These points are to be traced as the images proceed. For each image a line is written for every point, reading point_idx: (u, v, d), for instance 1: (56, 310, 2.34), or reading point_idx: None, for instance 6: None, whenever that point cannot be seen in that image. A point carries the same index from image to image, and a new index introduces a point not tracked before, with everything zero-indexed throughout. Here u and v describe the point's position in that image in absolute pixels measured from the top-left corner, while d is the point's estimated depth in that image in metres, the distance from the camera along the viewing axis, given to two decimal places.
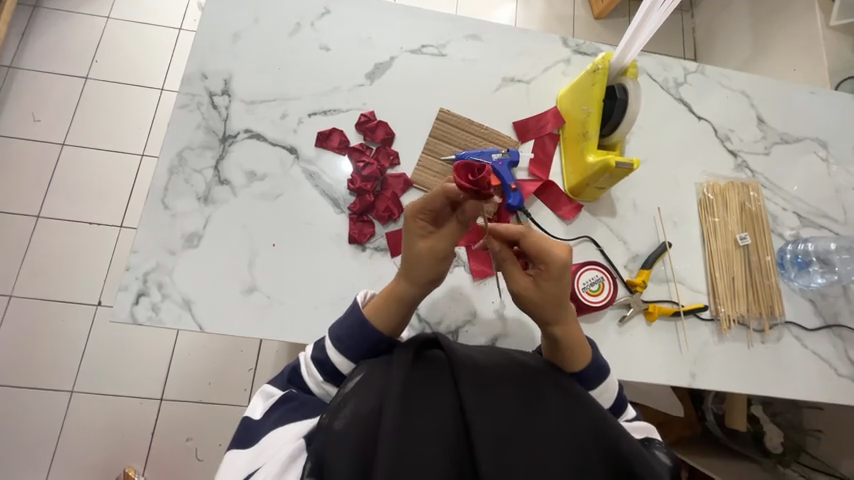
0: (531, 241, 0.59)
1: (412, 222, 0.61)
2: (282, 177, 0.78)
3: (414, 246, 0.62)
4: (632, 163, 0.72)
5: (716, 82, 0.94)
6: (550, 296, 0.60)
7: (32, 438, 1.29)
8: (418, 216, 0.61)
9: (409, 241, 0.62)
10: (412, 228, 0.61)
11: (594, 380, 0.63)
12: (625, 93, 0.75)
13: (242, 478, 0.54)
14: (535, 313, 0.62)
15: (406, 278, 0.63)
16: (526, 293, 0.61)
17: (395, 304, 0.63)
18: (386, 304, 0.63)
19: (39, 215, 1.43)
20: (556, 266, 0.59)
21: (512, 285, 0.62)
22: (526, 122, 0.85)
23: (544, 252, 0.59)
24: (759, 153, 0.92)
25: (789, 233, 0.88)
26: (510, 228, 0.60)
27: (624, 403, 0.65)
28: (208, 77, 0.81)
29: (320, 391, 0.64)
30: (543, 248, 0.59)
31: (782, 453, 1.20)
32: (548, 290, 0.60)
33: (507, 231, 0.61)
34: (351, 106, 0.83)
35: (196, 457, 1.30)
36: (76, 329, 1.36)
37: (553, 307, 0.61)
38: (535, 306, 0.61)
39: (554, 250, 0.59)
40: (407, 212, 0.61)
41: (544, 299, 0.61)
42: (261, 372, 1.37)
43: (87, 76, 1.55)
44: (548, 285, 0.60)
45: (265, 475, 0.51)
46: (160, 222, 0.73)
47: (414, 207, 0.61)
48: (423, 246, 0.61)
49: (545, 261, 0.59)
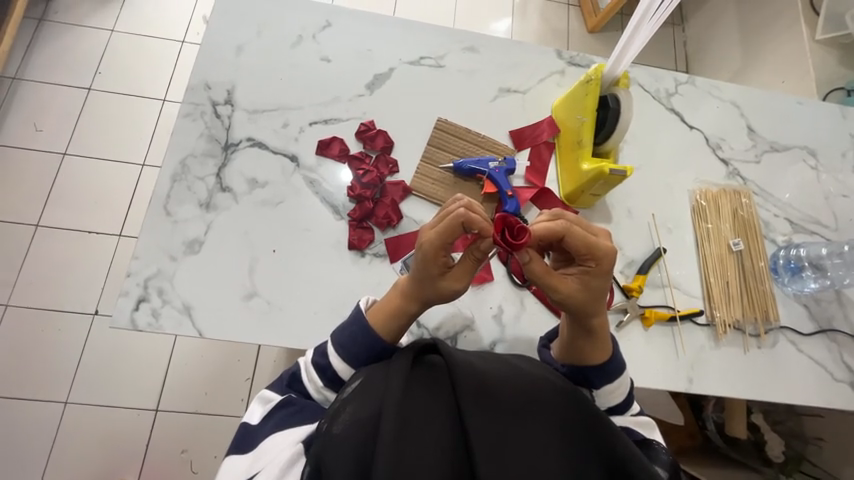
0: (576, 238, 0.60)
1: (434, 260, 0.61)
2: (283, 184, 0.79)
3: (436, 281, 0.62)
4: (625, 170, 0.73)
5: (706, 92, 0.97)
6: (597, 292, 0.61)
7: (23, 449, 1.27)
8: (439, 253, 0.60)
9: (430, 277, 0.62)
10: (434, 265, 0.61)
11: (613, 372, 0.64)
12: (618, 103, 0.77)
13: None
14: (584, 310, 0.61)
15: (421, 308, 0.65)
16: (574, 292, 0.61)
17: (408, 322, 0.66)
18: (400, 326, 0.65)
19: (38, 224, 1.43)
20: (606, 264, 0.60)
21: (560, 288, 0.60)
22: (522, 131, 0.87)
23: (595, 251, 0.60)
24: (750, 161, 0.94)
25: (780, 239, 0.89)
26: (553, 228, 0.59)
27: (633, 399, 0.66)
28: (211, 87, 0.83)
29: (320, 396, 0.64)
30: (593, 248, 0.60)
31: (784, 462, 1.21)
32: (594, 286, 0.61)
33: (550, 232, 0.60)
34: (351, 115, 0.85)
35: (191, 470, 1.28)
36: (72, 339, 1.35)
37: (596, 304, 0.62)
38: (583, 306, 0.61)
39: (602, 243, 0.60)
40: (428, 249, 0.60)
41: (591, 298, 0.61)
42: (258, 381, 1.36)
43: (90, 87, 1.58)
44: (598, 280, 0.61)
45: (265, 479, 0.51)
46: (161, 229, 0.74)
47: (434, 246, 0.60)
48: (443, 283, 0.62)
49: (595, 256, 0.60)
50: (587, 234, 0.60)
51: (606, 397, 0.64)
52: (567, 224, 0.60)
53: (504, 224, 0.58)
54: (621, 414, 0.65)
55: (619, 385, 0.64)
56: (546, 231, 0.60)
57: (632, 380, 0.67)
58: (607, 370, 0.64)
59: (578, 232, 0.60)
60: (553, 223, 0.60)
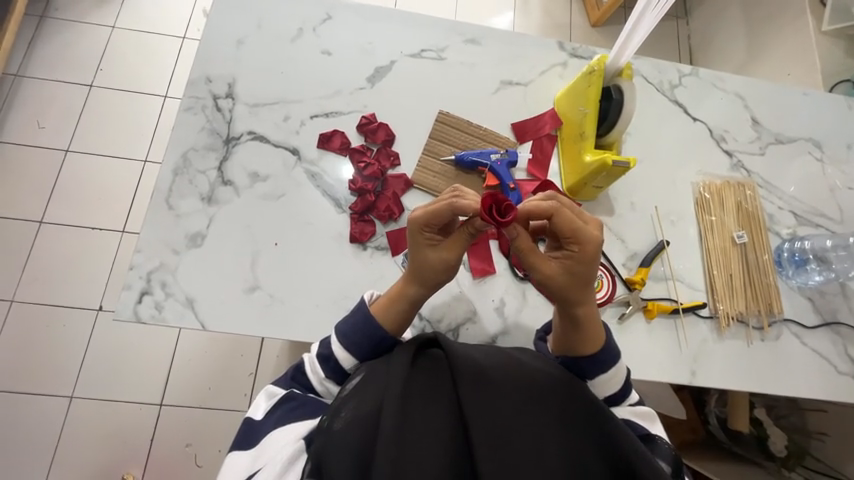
0: (562, 220, 0.59)
1: (418, 234, 0.61)
2: (284, 177, 0.79)
3: (421, 255, 0.62)
4: (627, 162, 0.72)
5: (710, 84, 0.96)
6: (580, 279, 0.61)
7: (30, 442, 1.28)
8: (423, 228, 0.61)
9: (417, 250, 0.62)
10: (418, 239, 0.61)
11: (607, 364, 0.64)
12: (621, 93, 0.77)
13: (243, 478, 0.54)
14: (565, 295, 0.61)
15: (417, 284, 0.64)
16: (556, 276, 0.61)
17: (410, 306, 0.65)
18: (398, 307, 0.64)
19: (42, 221, 1.44)
20: (589, 249, 0.59)
21: (542, 270, 0.61)
22: (524, 124, 0.86)
23: (578, 235, 0.59)
24: (754, 153, 0.93)
25: (785, 231, 0.89)
26: (542, 207, 0.59)
27: (630, 389, 0.66)
28: (212, 81, 0.82)
29: (323, 388, 0.64)
30: (577, 232, 0.59)
31: (787, 457, 1.19)
32: (577, 272, 0.60)
33: (538, 210, 0.59)
34: (352, 108, 0.84)
35: (195, 464, 1.29)
36: (77, 334, 1.36)
37: (578, 291, 0.61)
38: (563, 290, 0.61)
39: (586, 229, 0.59)
40: (410, 223, 0.60)
41: (576, 282, 0.61)
42: (261, 376, 1.37)
43: (92, 84, 1.58)
44: (580, 266, 0.60)
45: (266, 475, 0.51)
46: (163, 222, 0.74)
47: (417, 220, 0.60)
48: (429, 257, 0.62)
49: (578, 240, 0.59)
50: (574, 217, 0.60)
51: (605, 388, 0.64)
52: (556, 205, 0.60)
53: (492, 202, 0.56)
54: (620, 405, 0.65)
55: (615, 375, 0.64)
56: (535, 208, 0.59)
57: (628, 371, 0.67)
58: (598, 361, 0.64)
59: (565, 214, 0.59)
60: (540, 202, 0.59)
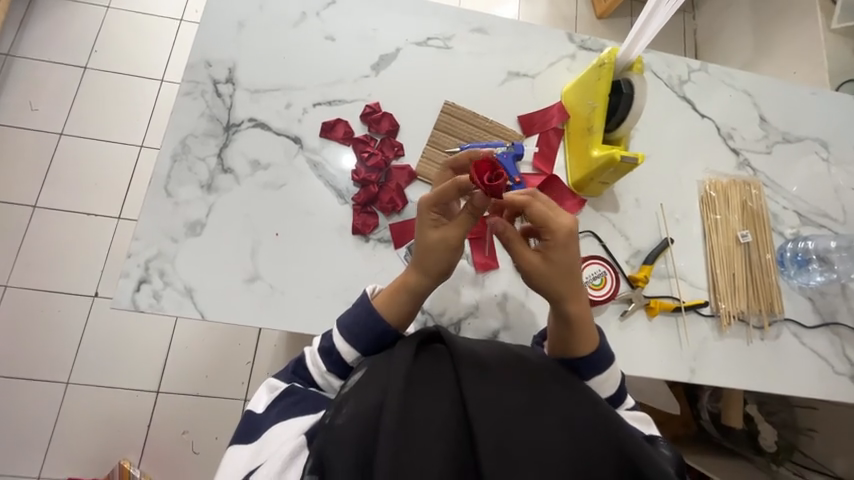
0: (535, 210, 0.60)
1: (424, 213, 0.61)
2: (285, 166, 0.77)
3: (425, 235, 0.61)
4: (636, 158, 0.71)
5: (719, 80, 0.95)
6: (560, 270, 0.60)
7: (27, 428, 1.28)
8: (430, 207, 0.61)
9: (422, 231, 0.62)
10: (424, 218, 0.61)
11: (601, 365, 0.62)
12: (631, 87, 0.75)
13: (242, 475, 0.54)
14: (545, 288, 0.61)
15: (421, 268, 0.63)
16: (535, 267, 0.61)
17: (411, 295, 0.63)
18: (400, 294, 0.63)
19: (36, 205, 1.42)
20: (561, 239, 0.59)
21: (522, 262, 0.61)
22: (531, 116, 0.85)
23: (549, 225, 0.59)
24: (761, 152, 0.92)
25: (788, 232, 0.89)
26: (517, 198, 0.60)
27: (625, 394, 0.66)
28: (211, 65, 0.80)
29: (324, 382, 0.64)
30: (547, 222, 0.59)
31: (776, 452, 1.21)
32: (555, 264, 0.60)
33: (513, 200, 0.60)
34: (356, 97, 0.82)
35: (193, 449, 1.30)
36: (74, 320, 1.35)
37: (559, 284, 0.60)
38: (545, 283, 0.61)
39: (558, 220, 0.59)
40: (420, 202, 0.61)
41: (553, 274, 0.60)
42: (260, 364, 1.37)
43: (87, 66, 1.54)
44: (557, 258, 0.60)
45: (268, 471, 0.51)
46: (161, 209, 0.72)
47: (426, 199, 0.61)
48: (433, 237, 0.61)
49: (551, 231, 0.59)
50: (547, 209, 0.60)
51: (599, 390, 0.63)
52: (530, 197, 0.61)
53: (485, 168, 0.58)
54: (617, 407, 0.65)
55: (609, 377, 0.63)
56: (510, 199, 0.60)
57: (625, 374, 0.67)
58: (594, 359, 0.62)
59: (537, 205, 0.60)
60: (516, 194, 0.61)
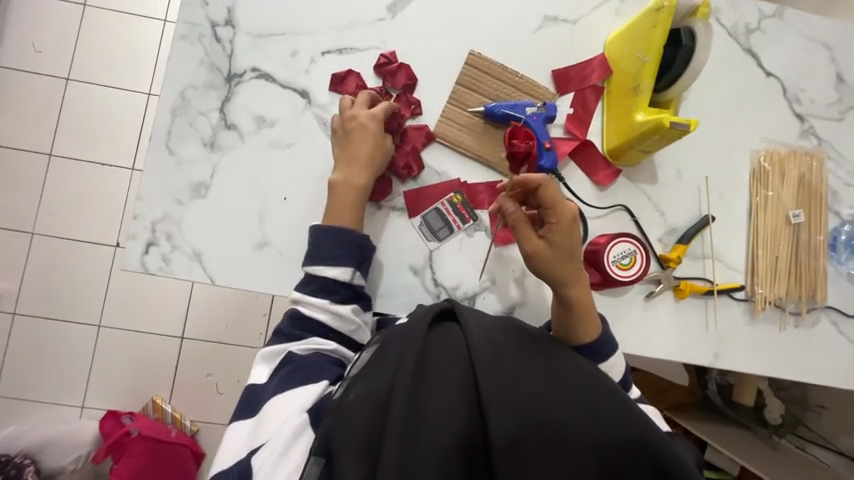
0: (548, 192, 0.57)
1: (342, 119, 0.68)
2: (293, 124, 0.71)
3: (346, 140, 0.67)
4: (688, 124, 0.63)
5: (794, 30, 0.80)
6: (565, 254, 0.58)
7: (64, 366, 1.38)
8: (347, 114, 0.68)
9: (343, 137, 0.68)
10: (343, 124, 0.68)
11: (602, 355, 0.60)
12: (692, 38, 0.65)
13: (247, 449, 0.55)
14: (551, 274, 0.59)
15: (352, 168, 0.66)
16: (542, 251, 0.58)
17: (350, 196, 0.65)
18: (341, 201, 0.65)
19: (51, 154, 1.40)
20: (568, 222, 0.57)
21: (525, 246, 0.59)
22: (567, 71, 0.74)
23: (559, 208, 0.57)
24: (831, 119, 0.80)
25: (847, 212, 0.79)
26: (530, 178, 0.57)
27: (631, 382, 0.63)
28: (209, 3, 0.71)
29: (327, 315, 0.63)
30: (557, 204, 0.57)
31: (780, 424, 1.21)
32: (561, 247, 0.58)
33: (526, 180, 0.57)
34: (369, 45, 0.73)
35: (217, 391, 1.39)
36: (98, 269, 1.39)
37: (564, 268, 0.59)
38: (550, 268, 0.59)
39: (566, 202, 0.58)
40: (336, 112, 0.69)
41: (558, 258, 0.58)
42: (275, 317, 1.41)
43: (86, 2, 1.43)
44: (564, 241, 0.58)
45: (272, 450, 0.52)
46: (164, 168, 0.69)
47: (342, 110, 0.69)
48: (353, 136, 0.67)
49: (560, 213, 0.57)
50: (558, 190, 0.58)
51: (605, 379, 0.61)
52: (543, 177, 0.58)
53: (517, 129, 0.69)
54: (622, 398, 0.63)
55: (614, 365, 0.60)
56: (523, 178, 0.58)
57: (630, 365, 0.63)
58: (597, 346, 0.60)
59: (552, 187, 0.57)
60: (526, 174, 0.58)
